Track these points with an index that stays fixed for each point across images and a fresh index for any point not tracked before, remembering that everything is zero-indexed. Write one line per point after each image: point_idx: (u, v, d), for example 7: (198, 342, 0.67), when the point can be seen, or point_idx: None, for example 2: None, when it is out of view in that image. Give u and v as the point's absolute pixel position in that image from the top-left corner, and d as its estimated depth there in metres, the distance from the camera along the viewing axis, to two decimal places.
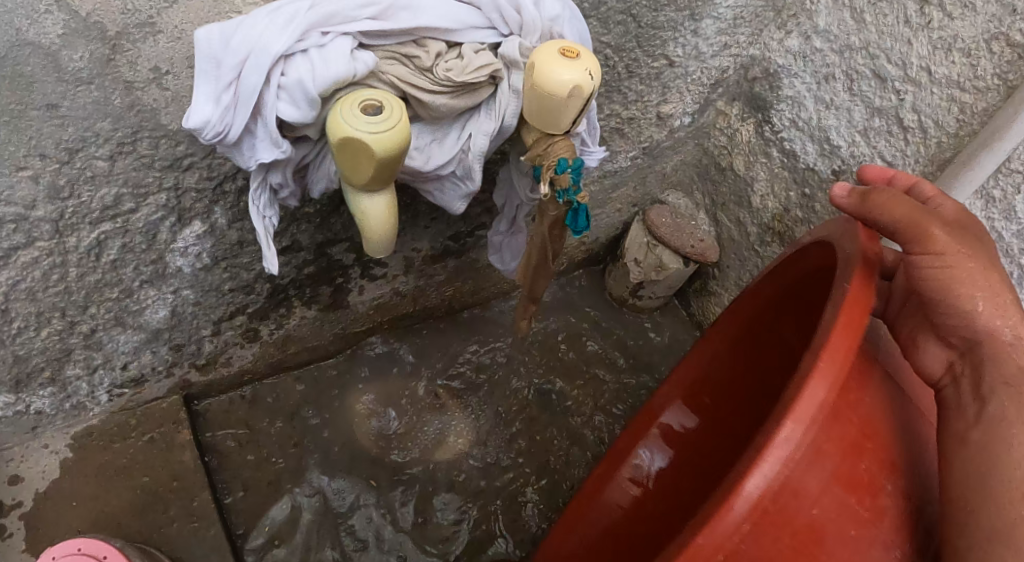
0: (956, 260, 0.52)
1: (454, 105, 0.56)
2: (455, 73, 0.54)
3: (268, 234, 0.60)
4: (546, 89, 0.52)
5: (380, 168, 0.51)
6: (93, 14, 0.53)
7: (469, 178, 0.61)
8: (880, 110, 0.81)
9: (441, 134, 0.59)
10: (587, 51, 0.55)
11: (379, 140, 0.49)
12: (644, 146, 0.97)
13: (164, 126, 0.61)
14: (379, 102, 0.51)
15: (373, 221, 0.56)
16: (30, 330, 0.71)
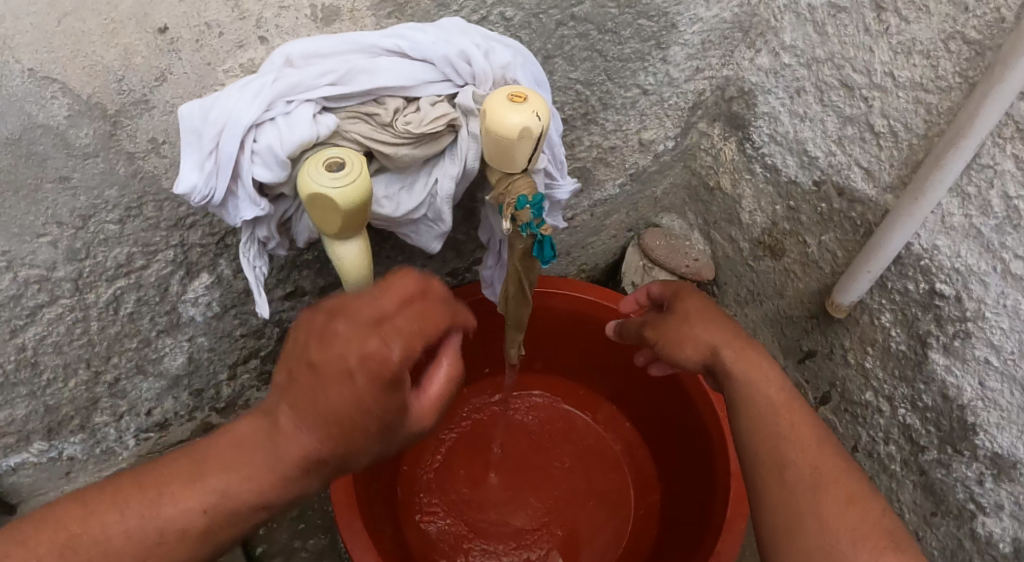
0: (693, 338, 0.74)
1: (416, 154, 0.61)
2: (416, 126, 0.59)
3: (258, 281, 0.65)
4: (497, 132, 0.57)
5: (348, 217, 0.56)
6: (92, 97, 0.58)
7: (439, 218, 0.67)
8: (851, 119, 0.84)
9: (409, 181, 0.65)
10: (538, 96, 0.60)
11: (338, 196, 0.54)
12: (631, 172, 1.00)
13: (166, 189, 0.68)
14: (342, 159, 0.56)
15: (350, 265, 0.61)
16: (58, 381, 0.77)
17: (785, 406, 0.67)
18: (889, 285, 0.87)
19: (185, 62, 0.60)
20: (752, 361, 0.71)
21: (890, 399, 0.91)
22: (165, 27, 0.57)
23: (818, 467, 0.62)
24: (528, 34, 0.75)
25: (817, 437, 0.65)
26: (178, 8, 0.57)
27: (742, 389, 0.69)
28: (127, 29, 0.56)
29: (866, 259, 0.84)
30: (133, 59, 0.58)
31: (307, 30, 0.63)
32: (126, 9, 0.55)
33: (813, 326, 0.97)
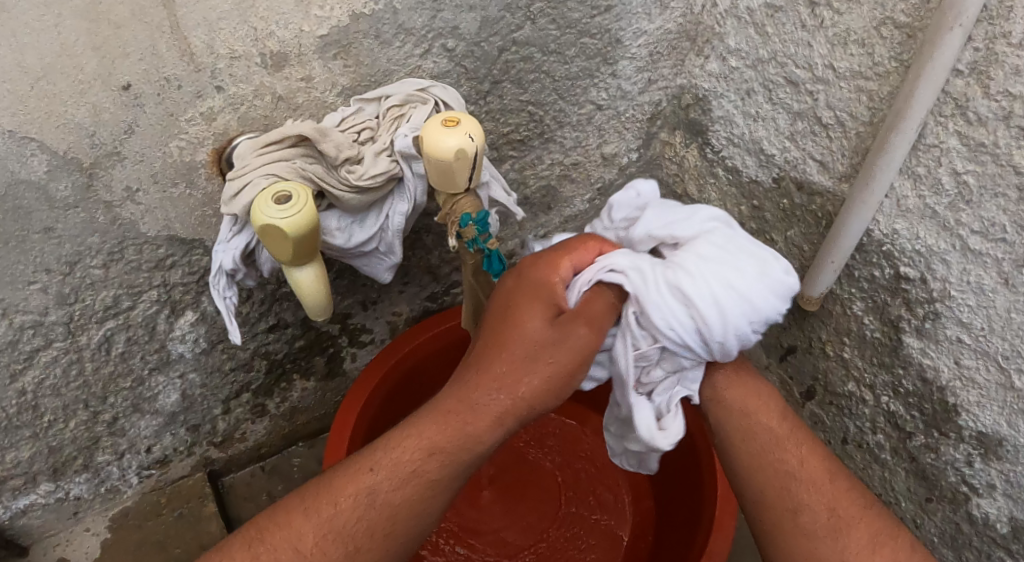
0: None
1: (357, 200, 0.70)
2: (366, 181, 0.68)
3: (229, 312, 0.68)
4: (437, 154, 0.63)
5: (294, 245, 0.61)
6: (69, 152, 0.64)
7: (390, 252, 0.75)
8: (800, 113, 0.86)
9: (361, 217, 0.73)
10: (467, 118, 0.66)
11: (277, 222, 0.59)
12: (598, 187, 1.03)
13: (145, 234, 0.73)
14: (289, 193, 0.61)
15: (304, 292, 0.65)
16: (59, 422, 0.81)
17: (788, 436, 0.63)
18: (857, 273, 0.87)
19: (149, 114, 0.65)
20: (748, 387, 0.65)
21: (872, 388, 0.90)
22: (128, 84, 0.63)
23: (835, 508, 0.61)
24: (472, 62, 0.80)
25: (829, 472, 0.62)
26: (139, 65, 0.62)
27: (740, 420, 0.64)
28: (94, 88, 0.61)
29: (827, 250, 0.86)
30: (102, 115, 0.63)
31: (261, 76, 0.69)
32: (92, 70, 0.60)
33: (790, 321, 0.97)
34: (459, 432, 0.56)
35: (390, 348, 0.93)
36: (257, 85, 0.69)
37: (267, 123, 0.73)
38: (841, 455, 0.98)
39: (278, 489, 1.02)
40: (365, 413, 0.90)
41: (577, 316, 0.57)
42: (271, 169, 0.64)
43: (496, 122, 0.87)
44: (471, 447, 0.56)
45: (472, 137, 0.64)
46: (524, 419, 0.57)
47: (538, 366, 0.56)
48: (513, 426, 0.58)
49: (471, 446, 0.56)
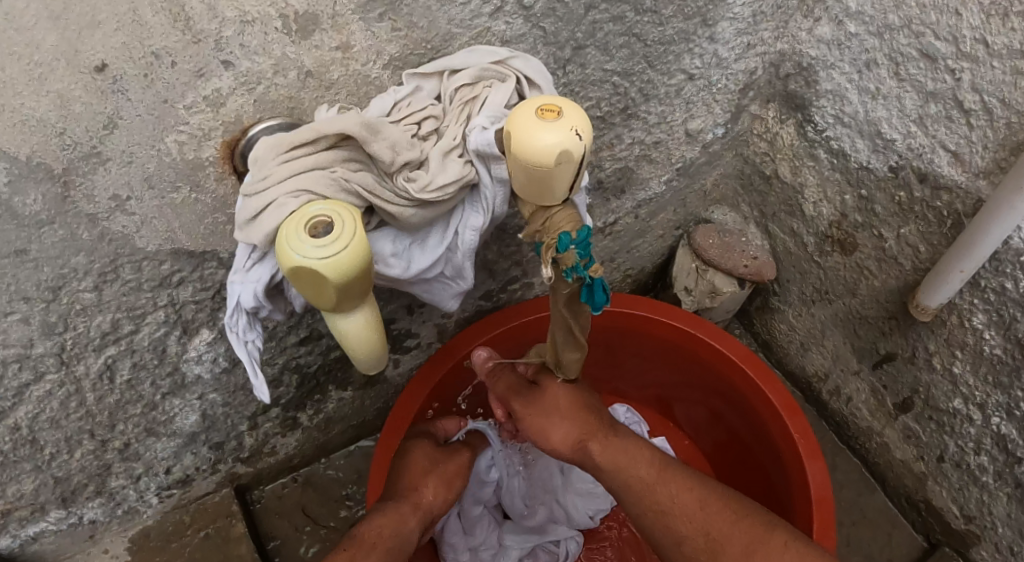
0: (558, 439, 0.70)
1: (420, 216, 0.51)
2: (433, 194, 0.49)
3: (251, 360, 0.54)
4: (531, 158, 0.46)
5: (338, 293, 0.44)
6: (33, 157, 0.49)
7: (460, 276, 0.57)
8: (935, 94, 0.71)
9: (421, 237, 0.54)
10: (573, 105, 0.48)
11: (313, 262, 0.43)
12: (677, 167, 0.91)
13: (143, 248, 0.60)
14: (330, 218, 0.44)
15: (351, 344, 0.49)
16: (63, 454, 0.72)
17: (660, 477, 0.67)
18: (983, 283, 0.75)
19: (134, 102, 0.50)
20: (615, 449, 0.69)
21: (982, 408, 0.81)
22: (103, 64, 0.47)
23: (710, 530, 0.64)
24: (553, 23, 0.63)
25: (698, 498, 0.65)
26: (115, 38, 0.46)
27: (620, 473, 0.68)
28: (57, 72, 0.46)
29: (956, 258, 0.72)
30: (71, 106, 0.48)
31: (281, 45, 0.52)
32: (51, 48, 0.45)
33: (892, 328, 0.87)
34: (388, 522, 0.67)
35: (442, 354, 0.82)
36: (279, 57, 0.53)
37: (292, 106, 0.56)
38: (934, 473, 0.90)
39: (314, 501, 0.94)
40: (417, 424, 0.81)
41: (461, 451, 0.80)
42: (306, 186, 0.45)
43: (575, 95, 0.71)
44: (397, 535, 0.67)
45: (580, 133, 0.46)
46: (432, 512, 0.73)
47: (429, 481, 0.74)
48: (418, 521, 0.70)
49: (399, 545, 0.67)
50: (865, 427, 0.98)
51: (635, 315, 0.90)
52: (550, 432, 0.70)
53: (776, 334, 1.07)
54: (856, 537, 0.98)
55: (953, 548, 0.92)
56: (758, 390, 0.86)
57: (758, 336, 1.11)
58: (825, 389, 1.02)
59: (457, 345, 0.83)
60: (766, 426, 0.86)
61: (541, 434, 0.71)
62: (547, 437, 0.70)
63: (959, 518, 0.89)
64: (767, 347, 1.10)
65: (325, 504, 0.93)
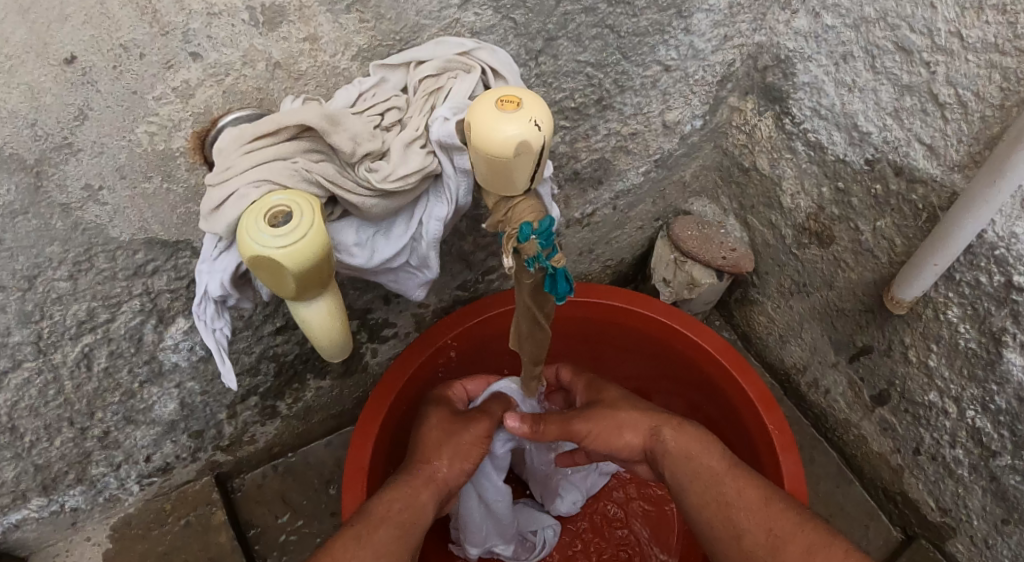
0: (627, 429, 0.71)
1: (384, 206, 0.51)
2: (394, 184, 0.49)
3: (221, 348, 0.54)
4: (489, 149, 0.47)
5: (299, 283, 0.44)
6: (5, 148, 0.50)
7: (426, 266, 0.57)
8: (910, 87, 0.71)
9: (386, 226, 0.54)
10: (534, 97, 0.49)
11: (272, 253, 0.42)
12: (655, 159, 0.91)
13: (115, 237, 0.60)
14: (290, 209, 0.44)
15: (314, 332, 0.49)
16: (43, 441, 0.72)
17: (726, 470, 0.66)
18: (957, 276, 0.75)
19: (104, 93, 0.50)
20: (689, 435, 0.69)
21: (957, 401, 0.81)
22: (72, 56, 0.47)
23: (773, 529, 0.61)
24: (523, 13, 0.63)
25: (764, 497, 0.64)
26: (83, 31, 0.47)
27: (687, 464, 0.67)
28: (26, 64, 0.46)
29: (931, 251, 0.73)
30: (42, 98, 0.49)
31: (249, 37, 0.52)
32: (20, 40, 0.45)
33: (869, 321, 0.88)
34: (397, 497, 0.65)
35: (421, 342, 0.83)
36: (246, 49, 0.53)
37: (261, 97, 0.56)
38: (911, 465, 0.90)
39: (294, 490, 0.95)
40: (394, 414, 0.81)
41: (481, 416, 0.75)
42: (265, 175, 0.45)
43: (548, 87, 0.72)
44: (403, 510, 0.65)
45: (538, 124, 0.47)
46: (447, 485, 0.70)
47: (444, 451, 0.71)
48: (431, 495, 0.68)
49: (410, 519, 0.65)
50: (842, 419, 0.98)
51: (612, 305, 0.91)
52: (629, 428, 0.71)
53: (756, 326, 1.07)
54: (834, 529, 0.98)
55: (929, 539, 0.92)
56: (734, 381, 0.86)
57: (738, 328, 1.11)
58: (803, 382, 1.03)
59: (433, 335, 0.83)
60: (742, 417, 0.86)
61: (623, 433, 0.72)
62: (628, 434, 0.71)
63: (935, 510, 0.89)
64: (747, 339, 1.11)
65: (304, 493, 0.94)
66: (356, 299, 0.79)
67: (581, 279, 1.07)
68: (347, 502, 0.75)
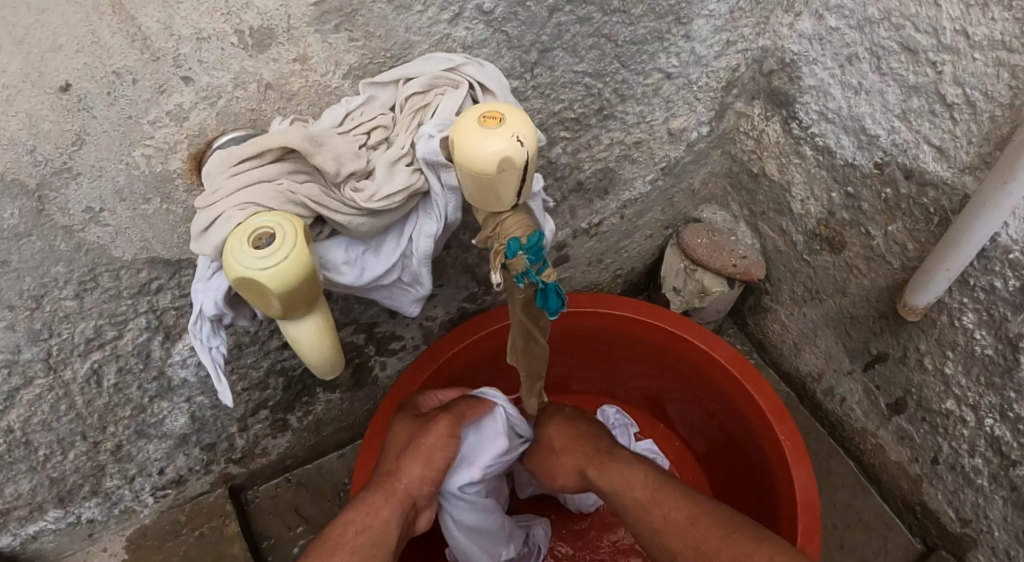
0: (560, 471, 0.75)
1: (371, 224, 0.51)
2: (380, 203, 0.50)
3: (216, 366, 0.54)
4: (473, 164, 0.47)
5: (283, 304, 0.44)
6: (7, 174, 0.51)
7: (418, 282, 0.57)
8: (917, 88, 0.69)
9: (376, 243, 0.55)
10: (520, 112, 0.49)
11: (254, 274, 0.42)
12: (661, 166, 0.90)
13: (119, 257, 0.61)
14: (273, 230, 0.44)
15: (305, 351, 0.49)
16: (57, 455, 0.74)
17: (652, 497, 0.68)
18: (972, 281, 0.73)
19: (100, 119, 0.52)
20: (612, 470, 0.71)
21: (975, 409, 0.79)
22: (67, 84, 0.49)
23: (702, 547, 0.63)
24: (516, 27, 0.63)
25: (688, 515, 0.66)
26: (76, 60, 0.48)
27: (616, 496, 0.70)
28: (23, 93, 0.48)
29: (942, 256, 0.70)
30: (40, 125, 0.50)
31: (240, 60, 0.53)
32: (16, 71, 0.46)
33: (882, 327, 0.86)
34: (352, 519, 0.64)
35: (428, 355, 0.83)
36: (237, 71, 0.54)
37: (255, 118, 0.57)
38: (929, 475, 0.88)
39: (306, 501, 0.95)
40: None
41: (438, 416, 0.71)
42: (251, 198, 0.46)
43: (546, 98, 0.72)
44: (363, 533, 0.63)
45: (521, 140, 0.47)
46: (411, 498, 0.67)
47: (407, 462, 0.68)
48: (393, 511, 0.66)
49: (370, 542, 0.63)
50: (859, 428, 0.96)
51: (621, 316, 0.90)
52: (561, 471, 0.75)
53: (770, 333, 1.05)
54: (851, 540, 0.95)
55: (950, 552, 0.90)
56: (745, 393, 0.85)
57: (753, 336, 1.09)
58: (819, 390, 1.01)
59: (443, 345, 0.84)
60: (752, 429, 0.85)
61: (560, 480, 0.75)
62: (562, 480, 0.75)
63: (955, 521, 0.86)
64: (762, 347, 1.09)
65: (316, 504, 0.95)
66: (360, 312, 0.80)
67: (590, 288, 1.06)
68: None
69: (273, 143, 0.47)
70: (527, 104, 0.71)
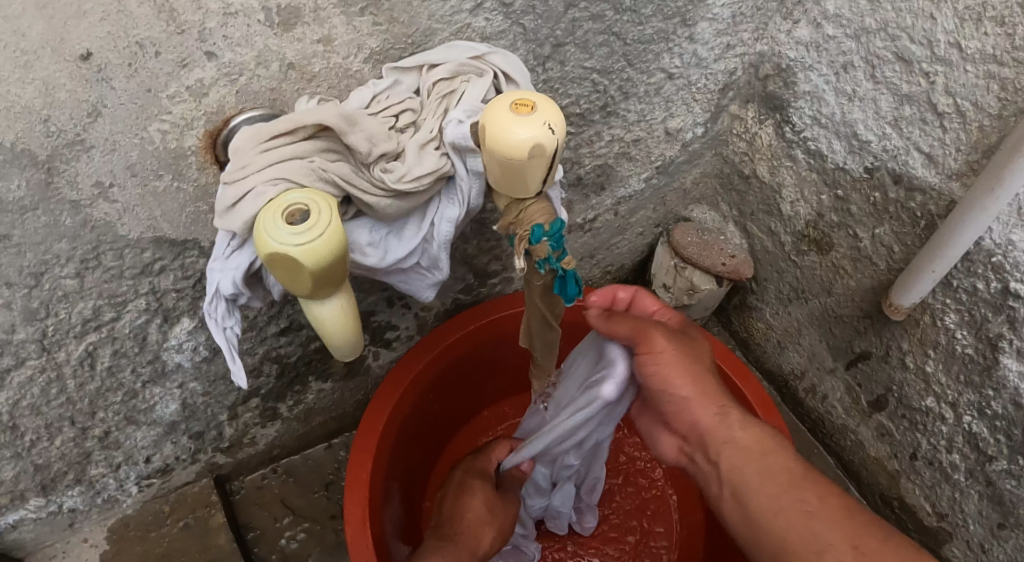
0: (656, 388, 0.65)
1: (397, 206, 0.51)
2: (409, 185, 0.50)
3: (231, 346, 0.53)
4: (503, 150, 0.47)
5: (315, 281, 0.44)
6: (18, 144, 0.50)
7: (436, 267, 0.57)
8: (910, 97, 0.72)
9: (398, 227, 0.54)
10: (547, 100, 0.50)
11: (289, 249, 0.42)
12: (657, 165, 0.92)
13: (124, 236, 0.60)
14: (307, 207, 0.44)
15: (327, 329, 0.49)
16: (43, 440, 0.72)
17: (791, 482, 0.52)
18: (955, 283, 0.76)
19: (119, 92, 0.51)
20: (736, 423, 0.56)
21: (954, 406, 0.82)
22: (89, 53, 0.48)
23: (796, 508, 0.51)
24: (533, 20, 0.64)
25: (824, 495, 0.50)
26: (101, 29, 0.47)
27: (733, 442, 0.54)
28: (43, 60, 0.47)
29: (929, 258, 0.74)
30: (57, 94, 0.49)
31: (264, 38, 0.53)
32: (38, 37, 0.46)
33: (866, 327, 0.89)
34: None
35: (424, 345, 0.83)
36: (261, 49, 0.53)
37: (274, 97, 0.56)
38: (908, 470, 0.91)
39: (294, 493, 0.94)
40: (399, 413, 0.81)
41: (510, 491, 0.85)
42: (283, 173, 0.46)
43: (554, 92, 0.73)
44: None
45: (552, 129, 0.47)
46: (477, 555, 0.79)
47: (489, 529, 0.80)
48: None
49: None
50: (840, 425, 0.99)
51: None
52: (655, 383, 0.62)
53: (754, 333, 1.08)
54: None
55: (926, 545, 0.93)
56: (734, 387, 0.87)
57: (737, 335, 1.12)
58: (801, 388, 1.04)
59: (441, 335, 0.84)
60: None
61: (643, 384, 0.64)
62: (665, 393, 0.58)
63: (932, 515, 0.90)
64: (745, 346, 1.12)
65: (304, 496, 0.94)
66: (358, 300, 0.79)
67: (581, 284, 1.07)
68: (354, 541, 0.73)
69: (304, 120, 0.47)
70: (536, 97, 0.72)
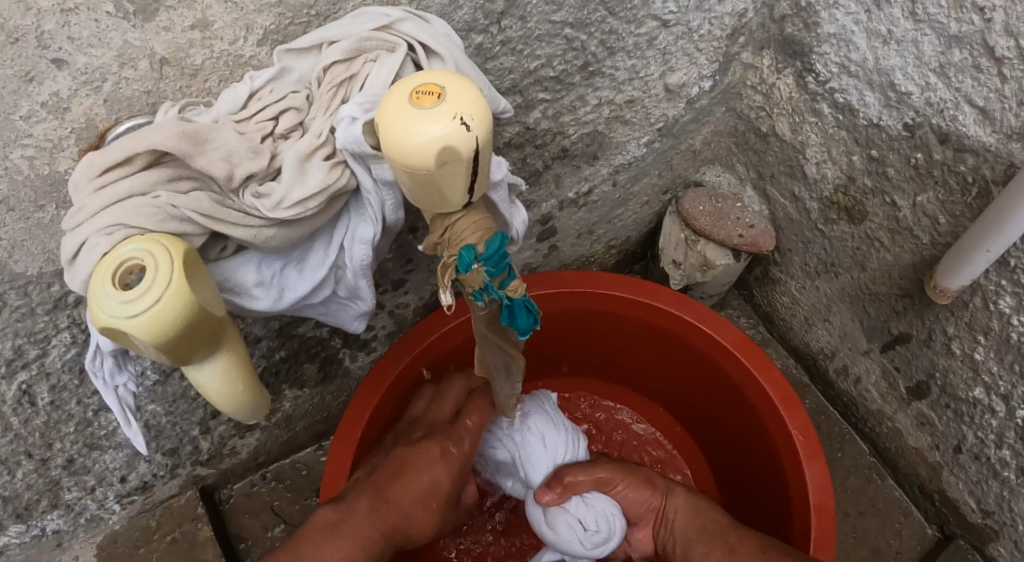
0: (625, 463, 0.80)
1: (286, 235, 0.43)
2: (290, 211, 0.41)
3: (126, 408, 0.47)
4: (403, 157, 0.36)
5: (171, 352, 0.37)
6: None
7: (357, 296, 0.50)
8: (959, 38, 0.58)
9: (300, 256, 0.47)
10: (458, 81, 0.38)
11: (116, 322, 0.34)
12: (659, 127, 0.80)
13: (22, 273, 0.53)
14: (144, 261, 0.36)
15: (212, 397, 0.42)
16: (3, 475, 0.68)
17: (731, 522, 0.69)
18: (1013, 262, 0.63)
19: None
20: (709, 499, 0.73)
21: (1006, 399, 0.70)
22: None
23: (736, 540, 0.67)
24: None
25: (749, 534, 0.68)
26: None
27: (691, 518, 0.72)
28: None
29: (980, 236, 0.60)
30: None
31: (121, 32, 0.43)
32: None
33: (906, 306, 0.77)
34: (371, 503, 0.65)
35: (400, 347, 0.75)
36: (120, 47, 0.44)
37: (155, 101, 0.47)
38: (950, 463, 0.80)
39: (283, 500, 0.92)
40: (374, 421, 0.74)
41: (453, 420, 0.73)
42: (120, 218, 0.37)
43: (518, 56, 0.61)
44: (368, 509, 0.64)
45: (463, 122, 0.36)
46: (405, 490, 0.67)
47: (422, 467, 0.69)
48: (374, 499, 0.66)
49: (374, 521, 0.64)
50: (875, 411, 0.88)
51: (615, 296, 0.81)
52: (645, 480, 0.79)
53: (778, 306, 0.96)
54: (863, 527, 0.89)
55: (969, 541, 0.83)
56: (753, 379, 0.77)
57: (760, 308, 1.00)
58: (831, 367, 0.92)
59: (417, 335, 0.76)
60: (758, 417, 0.78)
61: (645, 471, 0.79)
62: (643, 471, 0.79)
63: (976, 512, 0.79)
64: (770, 320, 1.00)
65: (294, 503, 0.92)
66: None
67: (582, 260, 0.97)
68: None
69: (142, 146, 0.38)
70: (496, 63, 0.60)
